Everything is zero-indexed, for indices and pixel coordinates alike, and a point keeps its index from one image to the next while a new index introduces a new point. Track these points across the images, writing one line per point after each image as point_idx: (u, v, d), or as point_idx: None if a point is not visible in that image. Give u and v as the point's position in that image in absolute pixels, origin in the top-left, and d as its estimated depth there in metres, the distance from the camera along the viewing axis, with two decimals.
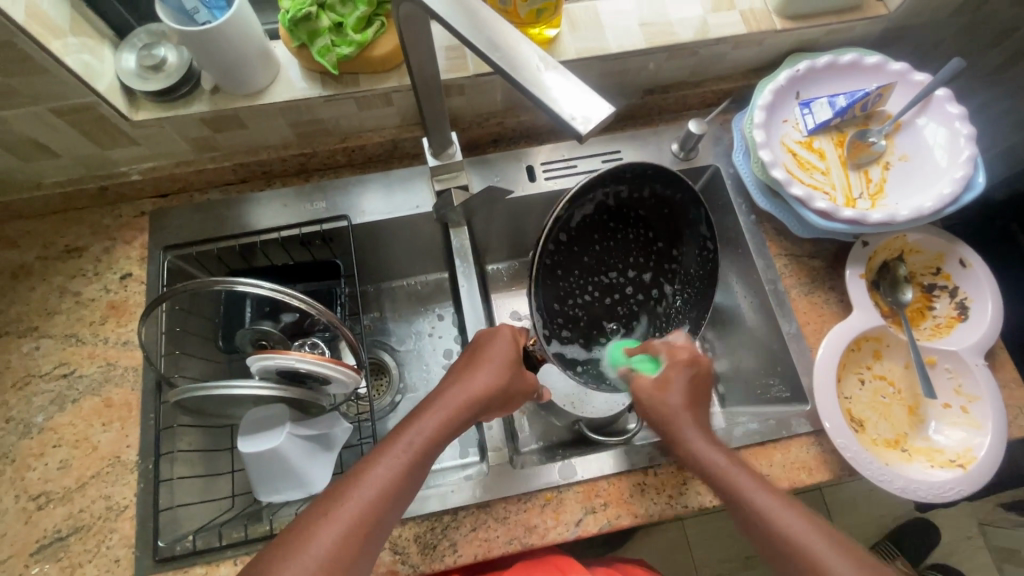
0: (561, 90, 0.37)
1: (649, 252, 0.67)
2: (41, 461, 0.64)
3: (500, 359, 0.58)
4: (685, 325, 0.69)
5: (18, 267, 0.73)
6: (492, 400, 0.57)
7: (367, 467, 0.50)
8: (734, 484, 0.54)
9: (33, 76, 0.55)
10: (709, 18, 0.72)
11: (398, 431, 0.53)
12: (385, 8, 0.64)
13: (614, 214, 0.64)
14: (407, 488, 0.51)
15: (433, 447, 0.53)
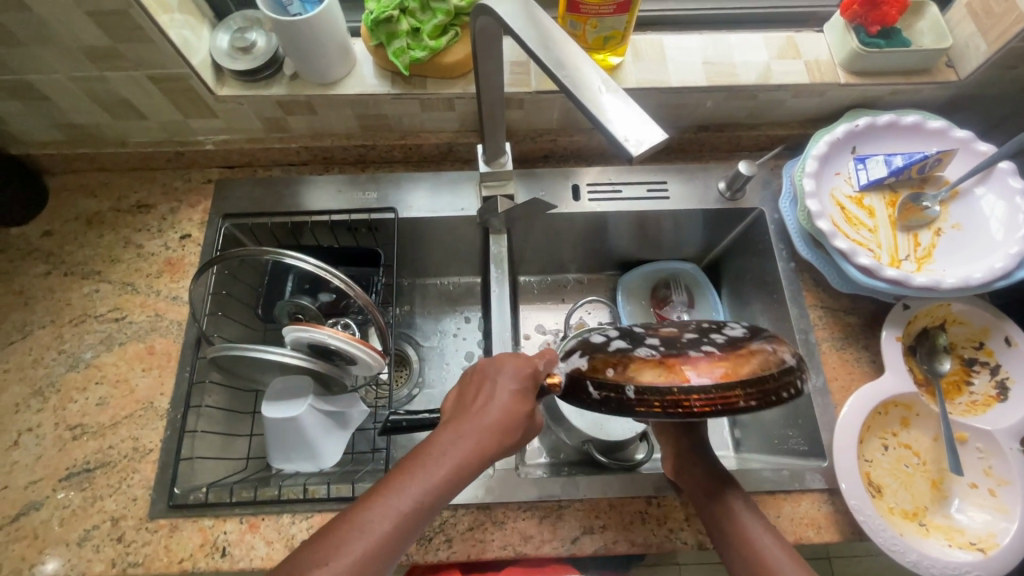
0: (620, 116, 0.38)
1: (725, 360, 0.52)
2: (82, 394, 0.69)
3: (517, 402, 0.52)
4: None
5: (92, 215, 0.79)
6: (504, 445, 0.51)
7: (368, 518, 0.45)
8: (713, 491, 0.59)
9: (139, 44, 0.61)
10: (773, 64, 0.73)
11: (405, 476, 0.48)
12: (462, 20, 0.68)
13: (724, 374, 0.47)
14: (408, 539, 0.46)
15: (441, 497, 0.48)
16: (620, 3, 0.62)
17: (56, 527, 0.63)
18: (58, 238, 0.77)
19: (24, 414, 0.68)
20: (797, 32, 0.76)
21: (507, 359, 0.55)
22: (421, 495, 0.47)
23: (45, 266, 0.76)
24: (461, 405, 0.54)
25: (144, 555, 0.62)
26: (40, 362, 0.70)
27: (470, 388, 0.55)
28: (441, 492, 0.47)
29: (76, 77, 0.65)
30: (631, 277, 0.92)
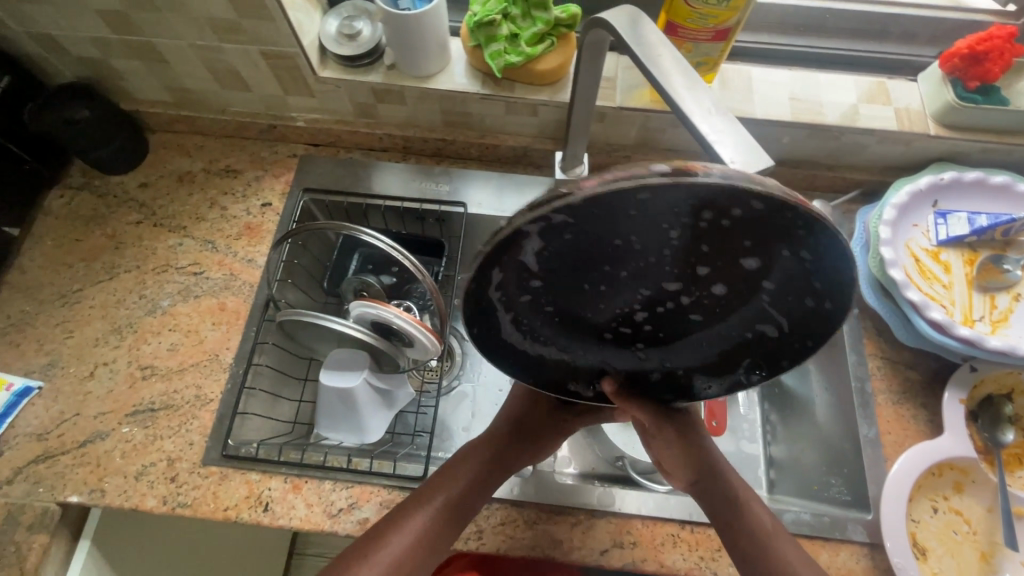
0: (726, 141, 0.39)
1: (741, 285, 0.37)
2: (156, 338, 0.73)
3: (531, 415, 0.64)
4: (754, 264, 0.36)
5: (185, 173, 0.84)
6: (523, 449, 0.62)
7: (407, 512, 0.56)
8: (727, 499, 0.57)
9: (260, 21, 0.65)
10: (861, 107, 0.73)
11: (434, 484, 0.58)
12: (559, 31, 0.70)
13: (656, 241, 0.33)
14: (444, 536, 0.56)
15: (466, 500, 0.58)
16: (719, 30, 0.63)
17: (117, 458, 0.67)
18: (152, 191, 0.83)
19: (102, 348, 0.73)
20: (889, 78, 0.75)
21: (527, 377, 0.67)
22: (452, 493, 0.58)
23: (137, 215, 0.81)
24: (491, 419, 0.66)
25: (193, 498, 0.65)
26: (122, 303, 0.75)
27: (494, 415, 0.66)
28: (468, 490, 0.58)
29: (198, 45, 0.70)
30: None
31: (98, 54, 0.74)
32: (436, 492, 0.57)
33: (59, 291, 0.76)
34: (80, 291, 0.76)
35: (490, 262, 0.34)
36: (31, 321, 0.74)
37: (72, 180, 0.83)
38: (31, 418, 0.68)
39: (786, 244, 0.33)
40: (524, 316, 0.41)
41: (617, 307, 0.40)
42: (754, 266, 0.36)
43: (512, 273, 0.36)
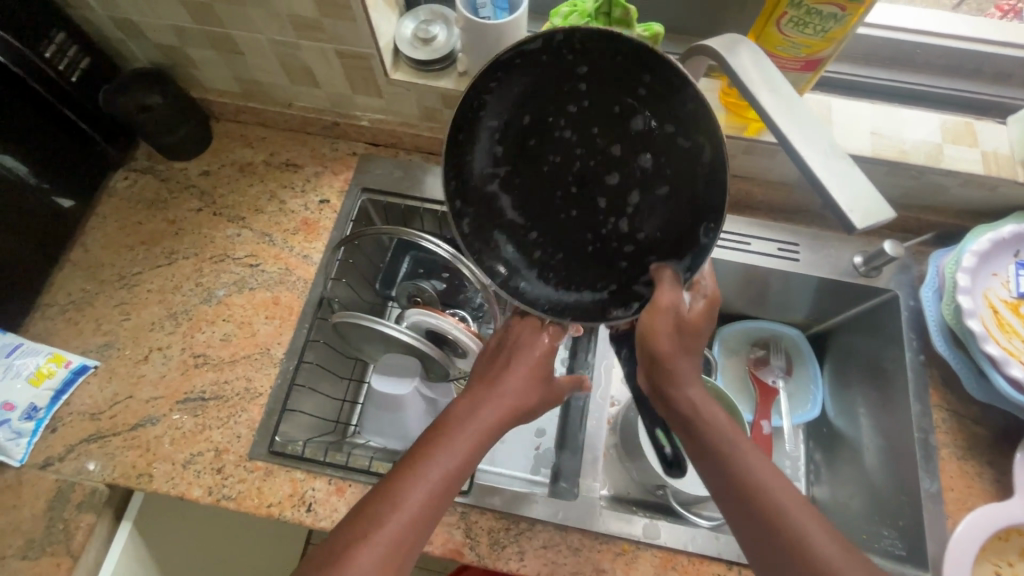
0: (847, 189, 0.38)
1: (640, 142, 0.51)
2: (210, 327, 0.74)
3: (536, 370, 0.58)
4: (634, 117, 0.50)
5: (247, 163, 0.85)
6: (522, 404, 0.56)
7: (402, 487, 0.48)
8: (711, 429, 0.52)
9: (341, 21, 0.65)
10: (946, 147, 0.70)
11: (431, 449, 0.51)
12: (639, 48, 0.68)
13: (565, 149, 0.53)
14: (442, 506, 0.49)
15: (466, 467, 0.51)
16: (810, 60, 0.61)
17: (166, 444, 0.67)
18: (213, 179, 0.83)
19: (157, 333, 0.73)
20: (976, 119, 0.72)
21: (522, 329, 0.60)
22: (447, 466, 0.50)
23: (198, 202, 0.82)
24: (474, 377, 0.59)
25: (238, 491, 0.65)
26: (179, 290, 0.76)
27: (488, 360, 0.59)
28: (465, 457, 0.51)
29: (275, 40, 0.70)
30: (753, 321, 0.93)
31: (175, 42, 0.75)
32: (430, 463, 0.50)
33: (119, 273, 0.77)
34: (139, 274, 0.77)
35: (483, 228, 0.56)
36: (91, 300, 0.75)
37: (137, 163, 0.84)
38: (85, 397, 0.69)
39: (631, 85, 0.48)
40: (540, 268, 0.57)
41: (597, 228, 0.55)
42: (641, 124, 0.50)
43: (513, 237, 0.57)
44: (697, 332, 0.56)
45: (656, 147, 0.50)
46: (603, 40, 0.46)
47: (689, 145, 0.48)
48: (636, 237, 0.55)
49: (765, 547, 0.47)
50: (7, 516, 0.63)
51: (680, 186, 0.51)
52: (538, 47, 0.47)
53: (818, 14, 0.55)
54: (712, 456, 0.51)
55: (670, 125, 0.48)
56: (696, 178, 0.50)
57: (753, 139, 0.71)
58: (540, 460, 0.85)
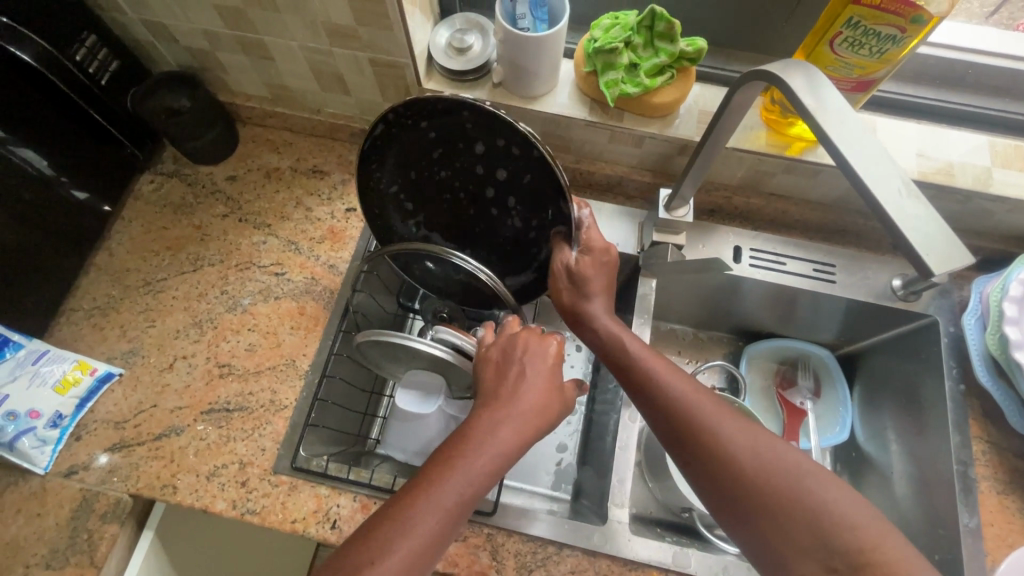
0: (924, 231, 0.36)
1: (488, 159, 0.60)
2: (235, 336, 0.73)
3: (546, 388, 0.56)
4: (478, 144, 0.59)
5: (273, 169, 0.84)
6: (533, 423, 0.54)
7: (416, 514, 0.47)
8: (623, 351, 0.59)
9: (378, 30, 0.63)
10: (995, 171, 0.68)
11: (445, 474, 0.49)
12: (681, 64, 0.66)
13: (446, 184, 0.63)
14: (452, 531, 0.48)
15: (479, 492, 0.49)
16: (862, 81, 0.59)
17: (191, 455, 0.66)
18: (239, 184, 0.82)
19: (182, 341, 0.72)
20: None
21: (530, 338, 0.58)
22: (458, 492, 0.48)
23: (224, 208, 0.81)
24: (486, 390, 0.56)
25: (262, 505, 0.64)
26: (204, 297, 0.75)
27: (495, 373, 0.57)
28: (481, 479, 0.50)
29: (309, 48, 0.69)
30: (786, 340, 0.89)
31: (206, 47, 0.74)
32: (443, 485, 0.48)
33: (144, 278, 0.76)
34: (164, 280, 0.76)
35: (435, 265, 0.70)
36: (116, 306, 0.74)
37: (163, 166, 0.84)
38: (110, 405, 0.69)
39: (463, 137, 0.59)
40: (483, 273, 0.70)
41: (503, 226, 0.65)
42: (484, 147, 0.59)
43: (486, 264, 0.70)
44: (596, 281, 0.62)
45: (503, 159, 0.59)
46: (416, 103, 0.57)
47: (521, 148, 0.57)
48: (526, 225, 0.63)
49: (702, 463, 0.51)
50: (30, 525, 0.63)
51: (537, 169, 0.58)
52: (383, 132, 0.61)
53: (875, 35, 0.53)
54: (626, 376, 0.58)
55: (499, 138, 0.57)
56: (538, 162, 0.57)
57: (795, 158, 0.69)
58: (561, 476, 0.83)
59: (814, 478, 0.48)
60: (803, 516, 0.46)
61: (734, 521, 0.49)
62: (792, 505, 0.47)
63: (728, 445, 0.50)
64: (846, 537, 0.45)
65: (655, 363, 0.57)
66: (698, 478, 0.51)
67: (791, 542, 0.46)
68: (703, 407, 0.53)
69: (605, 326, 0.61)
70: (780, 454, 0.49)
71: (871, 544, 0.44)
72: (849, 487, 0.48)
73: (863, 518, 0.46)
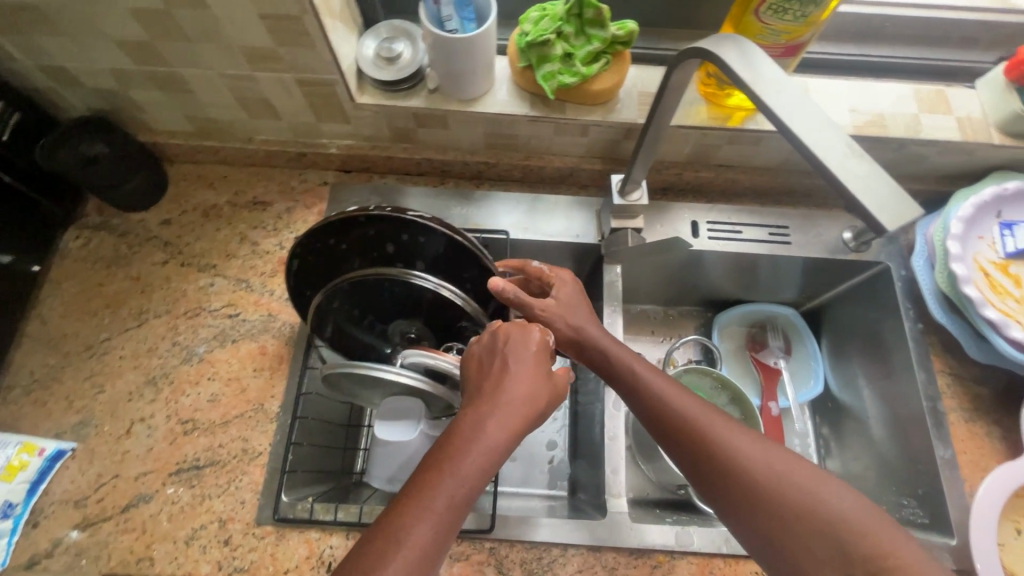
0: (871, 186, 0.37)
1: (401, 256, 0.65)
2: (195, 389, 0.69)
3: (532, 378, 0.55)
4: (387, 246, 0.64)
5: (210, 207, 0.79)
6: (523, 414, 0.53)
7: (409, 521, 0.45)
8: (627, 370, 0.60)
9: (299, 48, 0.60)
10: (923, 118, 0.71)
11: (437, 474, 0.47)
12: (615, 48, 0.66)
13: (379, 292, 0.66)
14: (448, 537, 0.46)
15: (474, 491, 0.48)
16: (790, 46, 0.60)
17: (164, 522, 0.62)
18: (176, 228, 0.78)
19: (137, 403, 0.68)
20: (947, 86, 0.73)
21: (511, 328, 0.58)
22: (453, 493, 0.47)
23: (163, 254, 0.76)
24: (471, 387, 0.55)
25: (250, 561, 0.60)
26: (154, 352, 0.70)
27: (477, 370, 0.56)
28: (475, 478, 0.48)
29: (229, 74, 0.65)
30: (752, 304, 0.91)
31: (117, 86, 0.69)
32: (435, 489, 0.47)
33: (85, 342, 0.71)
34: (108, 340, 0.71)
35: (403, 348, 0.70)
36: (58, 376, 0.69)
37: (89, 219, 0.78)
38: (65, 484, 0.63)
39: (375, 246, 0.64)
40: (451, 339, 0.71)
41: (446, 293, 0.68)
42: (394, 246, 0.64)
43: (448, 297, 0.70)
44: (580, 308, 0.65)
45: (413, 253, 0.64)
46: (316, 230, 0.62)
47: (421, 231, 0.62)
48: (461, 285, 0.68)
49: (715, 478, 0.52)
50: None
51: (441, 238, 0.63)
52: (298, 266, 0.66)
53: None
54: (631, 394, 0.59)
55: (401, 232, 0.62)
56: (442, 237, 0.62)
57: (738, 128, 0.70)
58: (556, 473, 0.82)
59: (828, 490, 0.49)
60: (819, 528, 0.47)
61: (747, 531, 0.50)
62: (806, 518, 0.48)
63: (739, 461, 0.51)
64: (862, 546, 0.45)
65: (660, 382, 0.58)
66: (712, 492, 0.53)
67: (804, 550, 0.47)
68: (712, 422, 0.54)
69: (605, 346, 0.62)
70: (792, 469, 0.50)
71: (887, 551, 0.45)
72: (857, 490, 0.49)
73: (875, 525, 0.46)
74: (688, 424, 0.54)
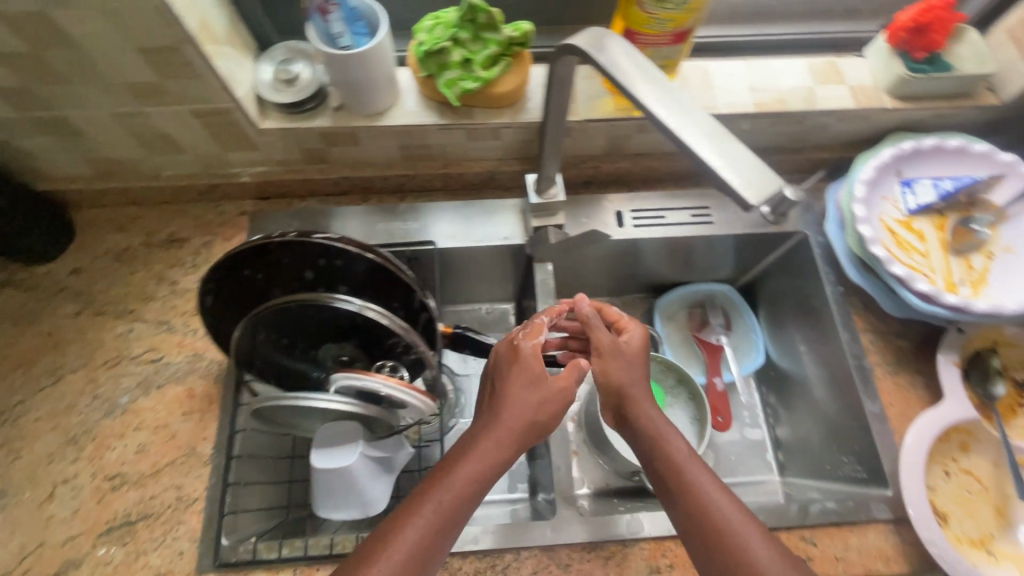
0: (734, 163, 0.38)
1: (322, 281, 0.64)
2: (120, 441, 0.66)
3: (539, 396, 0.55)
4: (304, 273, 0.62)
5: (123, 250, 0.76)
6: (526, 429, 0.54)
7: (397, 528, 0.48)
8: (659, 442, 0.56)
9: (186, 79, 0.58)
10: (817, 89, 0.73)
11: (432, 483, 0.50)
12: (513, 50, 0.67)
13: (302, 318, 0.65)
14: (431, 553, 0.48)
15: (467, 502, 0.50)
16: (677, 33, 0.62)
17: None
18: (88, 276, 0.74)
19: (59, 465, 0.64)
20: (838, 58, 0.77)
21: (500, 349, 0.60)
22: (442, 503, 0.49)
23: (75, 305, 0.72)
24: (483, 400, 0.57)
25: None
26: (73, 409, 0.67)
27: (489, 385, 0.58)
28: (463, 490, 0.50)
29: (118, 113, 0.63)
30: (690, 286, 0.92)
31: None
32: (426, 501, 0.49)
33: None
34: (21, 403, 0.67)
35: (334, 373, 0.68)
36: None
37: None
38: None
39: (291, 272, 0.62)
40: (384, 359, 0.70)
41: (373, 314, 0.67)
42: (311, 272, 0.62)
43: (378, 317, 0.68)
44: (636, 363, 0.62)
45: (334, 277, 0.63)
46: (227, 262, 0.60)
47: (335, 254, 0.61)
48: (388, 305, 0.66)
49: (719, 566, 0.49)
50: None
51: (358, 260, 0.62)
52: (212, 302, 0.64)
53: None
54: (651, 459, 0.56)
55: (316, 258, 0.61)
56: (360, 257, 0.61)
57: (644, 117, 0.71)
58: (515, 476, 0.82)
59: None
60: None
61: None
62: None
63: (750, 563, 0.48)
64: None
65: (696, 469, 0.54)
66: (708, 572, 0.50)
67: None
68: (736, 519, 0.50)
69: (644, 410, 0.58)
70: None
71: None
72: None
73: None
74: (706, 510, 0.51)
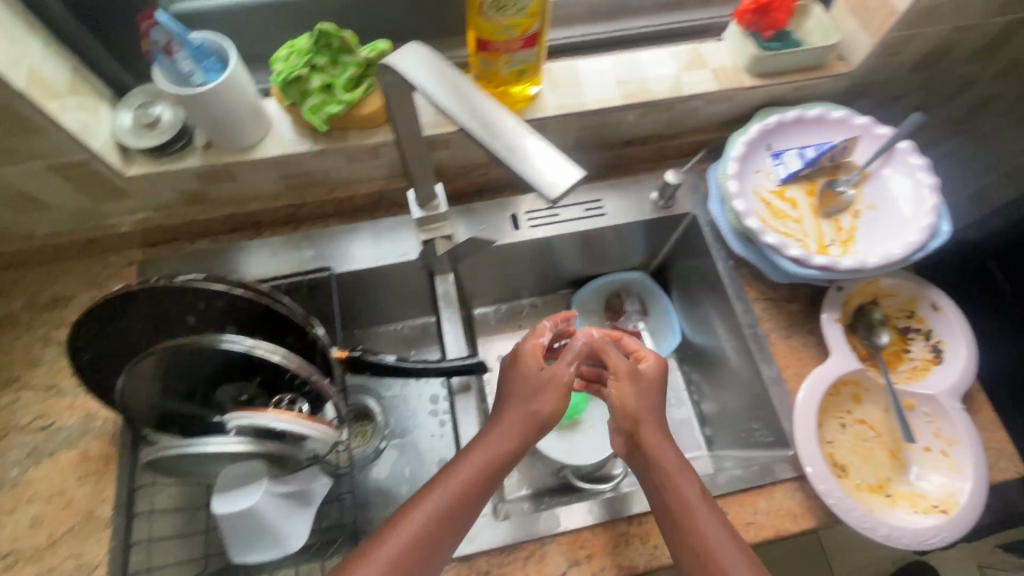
0: (538, 159, 0.40)
1: (207, 324, 0.62)
2: (12, 517, 0.63)
3: (548, 402, 0.58)
4: (186, 318, 0.61)
5: (3, 317, 0.73)
6: (530, 427, 0.57)
7: (409, 511, 0.52)
8: (674, 480, 0.56)
9: (29, 136, 0.57)
10: (681, 76, 0.76)
11: (448, 470, 0.54)
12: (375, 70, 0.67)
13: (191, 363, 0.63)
14: (433, 544, 0.51)
15: (478, 487, 0.54)
16: (527, 37, 0.63)
17: None
18: None
19: None
20: (700, 44, 0.80)
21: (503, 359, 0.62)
22: (455, 491, 0.53)
23: None
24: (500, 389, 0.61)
25: None
26: None
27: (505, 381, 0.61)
28: (474, 478, 0.54)
29: None
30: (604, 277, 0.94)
31: None
32: (437, 492, 0.53)
33: None
34: None
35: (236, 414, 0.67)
36: None
37: None
38: None
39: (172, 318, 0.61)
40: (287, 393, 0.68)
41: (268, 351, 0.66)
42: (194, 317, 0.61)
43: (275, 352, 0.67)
44: (652, 391, 0.61)
45: (217, 319, 0.62)
46: (99, 314, 0.58)
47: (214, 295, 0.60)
48: (283, 340, 0.65)
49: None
50: None
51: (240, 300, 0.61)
52: (90, 358, 0.62)
53: None
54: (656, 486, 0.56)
55: (195, 301, 0.60)
56: (239, 296, 0.61)
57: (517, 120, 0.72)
58: None
59: None
60: None
61: None
62: None
63: None
64: None
65: (706, 515, 0.54)
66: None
67: None
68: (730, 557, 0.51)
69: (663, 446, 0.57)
70: None
71: None
72: None
73: None
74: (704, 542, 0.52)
